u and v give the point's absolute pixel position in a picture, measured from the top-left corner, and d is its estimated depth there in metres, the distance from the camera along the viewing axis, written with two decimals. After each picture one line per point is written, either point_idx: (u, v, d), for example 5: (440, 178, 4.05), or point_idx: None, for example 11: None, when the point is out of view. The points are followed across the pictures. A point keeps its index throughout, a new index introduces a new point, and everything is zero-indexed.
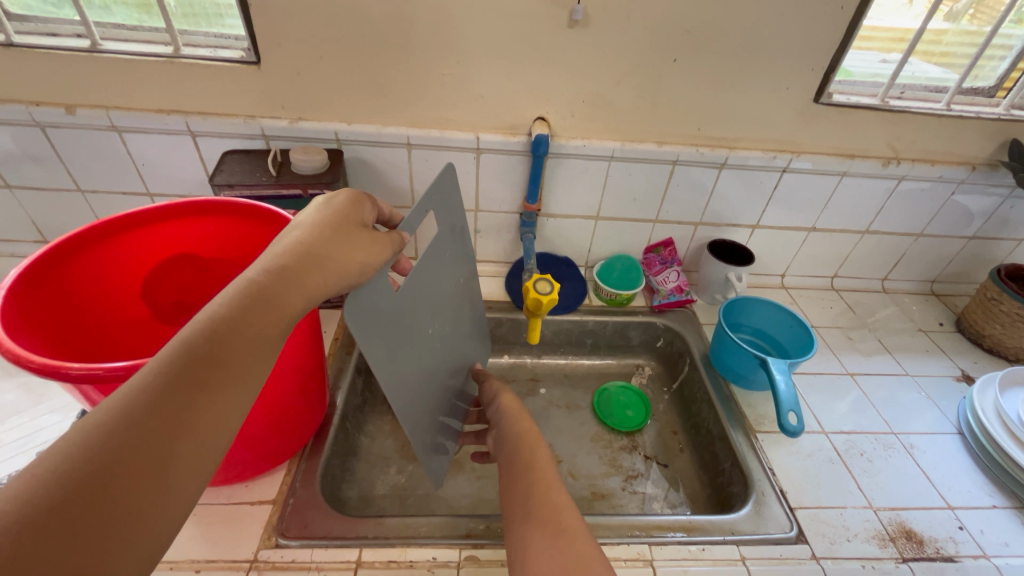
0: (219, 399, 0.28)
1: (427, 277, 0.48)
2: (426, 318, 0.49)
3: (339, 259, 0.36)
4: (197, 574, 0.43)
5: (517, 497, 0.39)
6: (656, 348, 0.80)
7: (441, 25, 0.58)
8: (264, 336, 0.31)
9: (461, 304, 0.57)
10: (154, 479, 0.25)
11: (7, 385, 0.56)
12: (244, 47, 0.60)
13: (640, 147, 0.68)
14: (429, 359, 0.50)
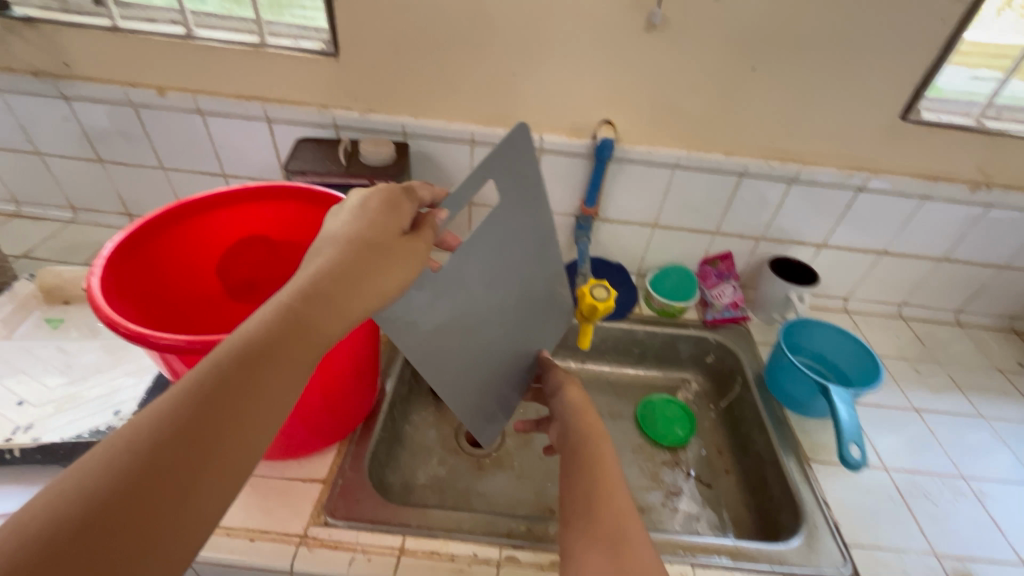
0: (264, 404, 0.28)
1: (493, 268, 0.47)
2: (485, 307, 0.48)
3: (371, 275, 0.34)
4: (251, 543, 0.45)
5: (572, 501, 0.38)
6: (705, 363, 0.78)
7: (517, 25, 0.58)
8: (304, 346, 0.30)
9: (536, 303, 0.54)
10: (191, 479, 0.25)
11: (90, 346, 0.60)
12: (324, 38, 0.63)
13: (706, 156, 0.67)
14: (483, 349, 0.50)
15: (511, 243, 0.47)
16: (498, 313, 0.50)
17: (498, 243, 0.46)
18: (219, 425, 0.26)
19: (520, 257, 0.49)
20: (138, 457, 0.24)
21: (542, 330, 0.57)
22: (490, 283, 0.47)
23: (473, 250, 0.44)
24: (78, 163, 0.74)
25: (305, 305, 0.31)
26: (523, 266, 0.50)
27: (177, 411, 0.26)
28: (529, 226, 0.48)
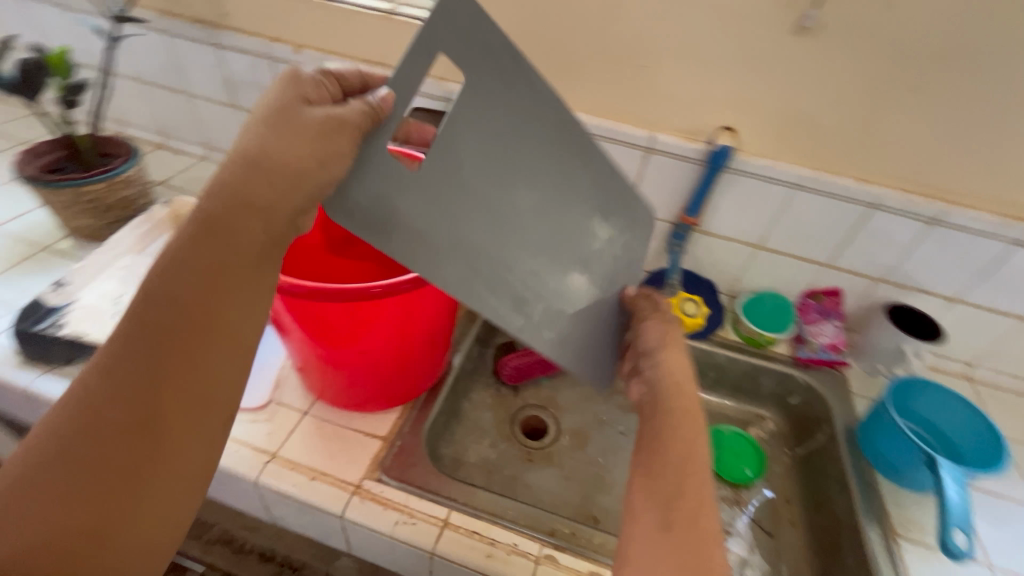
0: (186, 352, 0.31)
1: (522, 154, 0.36)
2: (534, 215, 0.37)
3: (261, 198, 0.30)
4: (311, 481, 0.48)
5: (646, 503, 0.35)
6: (787, 404, 0.71)
7: (650, 15, 0.55)
8: (215, 286, 0.31)
9: (605, 210, 0.41)
10: (138, 427, 0.30)
11: None
12: None
13: (830, 178, 0.60)
14: (557, 285, 0.39)
15: (529, 123, 0.36)
16: (556, 226, 0.39)
17: (519, 120, 0.36)
18: (150, 376, 0.30)
19: (556, 138, 0.38)
20: (92, 408, 0.30)
21: (622, 250, 0.43)
22: (528, 178, 0.37)
23: (465, 140, 0.34)
24: (217, 106, 0.81)
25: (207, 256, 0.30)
26: (570, 157, 0.39)
27: (111, 368, 0.31)
28: (557, 97, 0.37)
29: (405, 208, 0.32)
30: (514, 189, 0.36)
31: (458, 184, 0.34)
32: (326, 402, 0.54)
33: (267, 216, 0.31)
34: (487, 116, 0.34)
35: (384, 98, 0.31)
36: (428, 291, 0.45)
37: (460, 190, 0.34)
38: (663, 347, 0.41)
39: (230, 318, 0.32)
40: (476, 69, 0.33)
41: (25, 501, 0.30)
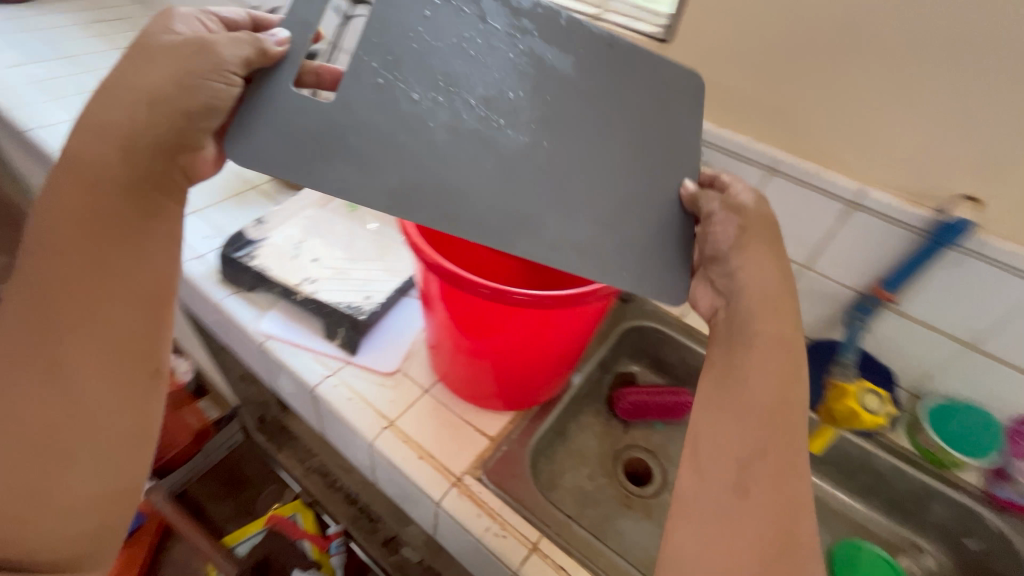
0: (81, 299, 0.37)
1: (420, 70, 0.37)
2: (491, 127, 0.37)
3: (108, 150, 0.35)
4: (418, 459, 0.49)
5: (718, 449, 0.36)
6: (960, 545, 0.58)
7: (902, 53, 0.47)
8: (93, 232, 0.37)
9: (593, 106, 0.41)
10: (52, 369, 0.37)
11: (368, 234, 0.68)
12: (659, 23, 0.60)
13: (881, 195, 0.53)
14: (558, 201, 0.38)
15: (425, 31, 0.38)
16: (524, 141, 0.38)
17: (412, 40, 0.37)
18: (53, 327, 0.37)
19: (487, 36, 0.39)
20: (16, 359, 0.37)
21: (637, 139, 0.42)
22: (437, 95, 0.37)
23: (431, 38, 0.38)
24: None
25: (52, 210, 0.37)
26: (497, 58, 0.39)
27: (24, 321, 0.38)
28: None
29: (326, 168, 0.34)
30: (407, 95, 0.36)
31: (379, 124, 0.35)
32: (447, 386, 0.55)
33: (123, 149, 0.36)
34: (359, 47, 0.36)
35: (279, 40, 0.35)
36: (568, 312, 0.43)
37: (370, 130, 0.35)
38: (737, 247, 0.40)
39: (111, 258, 0.38)
40: None
41: None
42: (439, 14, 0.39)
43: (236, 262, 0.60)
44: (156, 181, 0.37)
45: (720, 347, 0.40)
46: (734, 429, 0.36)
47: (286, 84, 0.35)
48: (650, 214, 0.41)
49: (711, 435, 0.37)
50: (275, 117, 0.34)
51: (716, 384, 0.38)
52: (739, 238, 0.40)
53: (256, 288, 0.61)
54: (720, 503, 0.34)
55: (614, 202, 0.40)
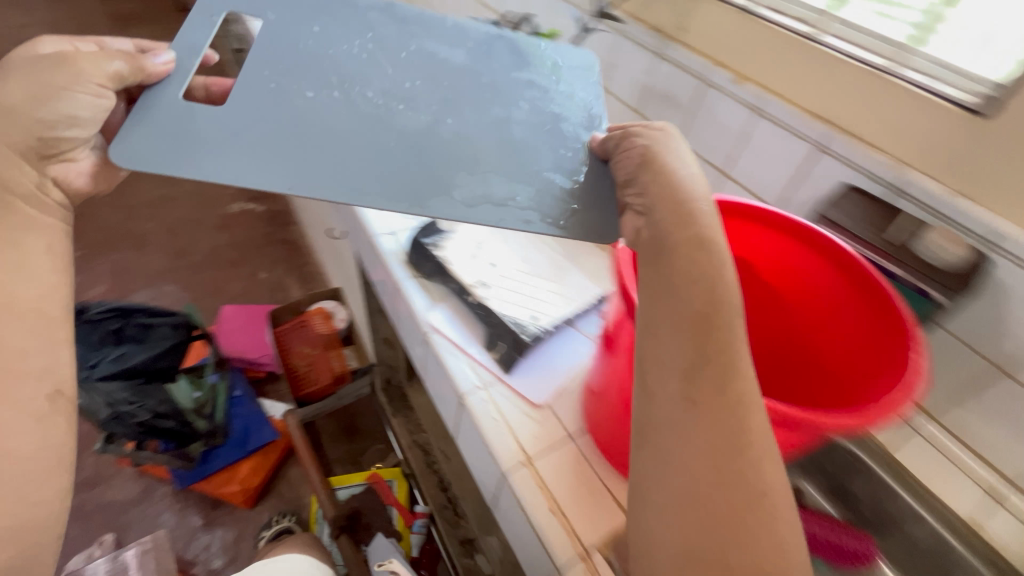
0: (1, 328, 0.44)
1: (315, 77, 0.51)
2: (390, 113, 0.51)
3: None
4: (549, 513, 0.45)
5: (669, 371, 0.37)
6: None
7: None
8: None
9: (481, 83, 0.56)
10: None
11: (545, 251, 0.67)
12: (977, 91, 0.49)
13: (917, 178, 0.53)
14: (455, 172, 0.49)
15: (315, 41, 0.53)
16: (421, 121, 0.51)
17: (302, 44, 0.52)
18: None
19: (375, 40, 0.55)
20: None
21: (530, 112, 0.55)
22: (330, 91, 0.50)
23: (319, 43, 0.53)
24: (619, 107, 0.80)
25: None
26: (394, 59, 0.54)
27: None
28: None
29: (218, 155, 0.44)
30: (298, 94, 0.49)
31: (284, 119, 0.47)
32: (596, 441, 0.50)
33: None
34: (255, 66, 0.50)
35: (165, 60, 0.48)
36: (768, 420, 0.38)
37: (276, 127, 0.47)
38: (646, 167, 0.45)
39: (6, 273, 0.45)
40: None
41: None
42: (327, 29, 0.54)
43: (424, 250, 0.63)
44: (21, 192, 0.48)
45: (649, 265, 0.41)
46: (683, 349, 0.37)
47: (167, 96, 0.47)
48: (546, 154, 0.52)
49: (656, 355, 0.38)
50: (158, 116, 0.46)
51: (658, 302, 0.39)
52: (642, 154, 0.46)
53: (433, 278, 0.62)
54: (674, 419, 0.36)
55: (516, 175, 0.51)
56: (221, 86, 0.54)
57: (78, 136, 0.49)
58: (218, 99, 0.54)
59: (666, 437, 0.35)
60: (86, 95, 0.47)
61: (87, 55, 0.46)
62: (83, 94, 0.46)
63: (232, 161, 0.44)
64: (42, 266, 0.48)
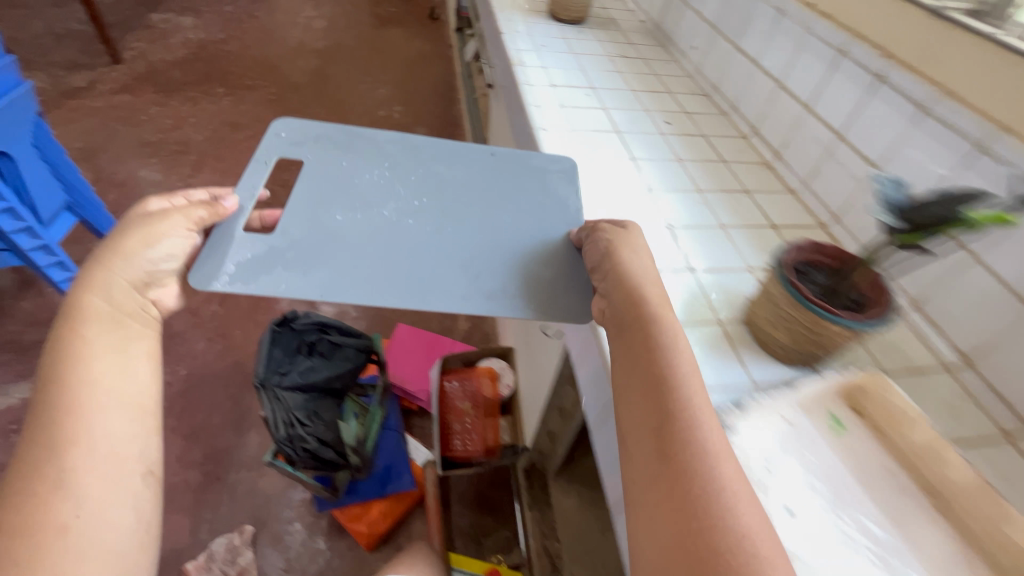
0: (108, 395, 0.50)
1: (344, 203, 0.73)
2: (399, 224, 0.72)
3: (90, 297, 0.54)
4: None
5: (643, 432, 0.43)
6: None
7: None
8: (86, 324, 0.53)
9: (475, 202, 0.77)
10: (87, 452, 0.47)
11: (861, 503, 0.48)
12: None
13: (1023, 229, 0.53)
14: (443, 271, 0.67)
15: (346, 170, 0.78)
16: (423, 230, 0.72)
17: (336, 174, 0.77)
18: (79, 413, 0.47)
19: (389, 170, 0.79)
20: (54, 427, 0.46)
21: (508, 222, 0.74)
22: (354, 214, 0.72)
23: (343, 174, 0.77)
24: (1009, 299, 0.56)
25: (70, 338, 0.51)
26: (405, 183, 0.77)
27: (44, 404, 0.47)
28: (340, 128, 0.84)
29: (275, 274, 0.64)
30: (331, 217, 0.71)
31: (328, 234, 0.69)
32: None
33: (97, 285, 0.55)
34: (301, 194, 0.73)
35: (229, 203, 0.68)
36: None
37: (324, 239, 0.68)
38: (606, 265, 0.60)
39: (115, 352, 0.53)
40: (293, 137, 0.81)
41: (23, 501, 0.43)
42: (352, 163, 0.79)
43: None
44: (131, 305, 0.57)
45: (617, 342, 0.53)
46: (643, 403, 0.45)
47: (231, 226, 0.68)
48: (521, 255, 0.70)
49: (635, 421, 0.45)
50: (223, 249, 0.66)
51: (626, 373, 0.49)
52: (608, 246, 0.62)
53: None
54: (643, 464, 0.42)
55: (499, 280, 0.67)
56: (273, 217, 0.71)
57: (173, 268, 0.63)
58: (269, 225, 0.72)
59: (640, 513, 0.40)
60: (179, 237, 0.63)
61: (177, 212, 0.63)
62: (178, 236, 0.62)
63: (281, 269, 0.64)
64: (140, 355, 0.54)
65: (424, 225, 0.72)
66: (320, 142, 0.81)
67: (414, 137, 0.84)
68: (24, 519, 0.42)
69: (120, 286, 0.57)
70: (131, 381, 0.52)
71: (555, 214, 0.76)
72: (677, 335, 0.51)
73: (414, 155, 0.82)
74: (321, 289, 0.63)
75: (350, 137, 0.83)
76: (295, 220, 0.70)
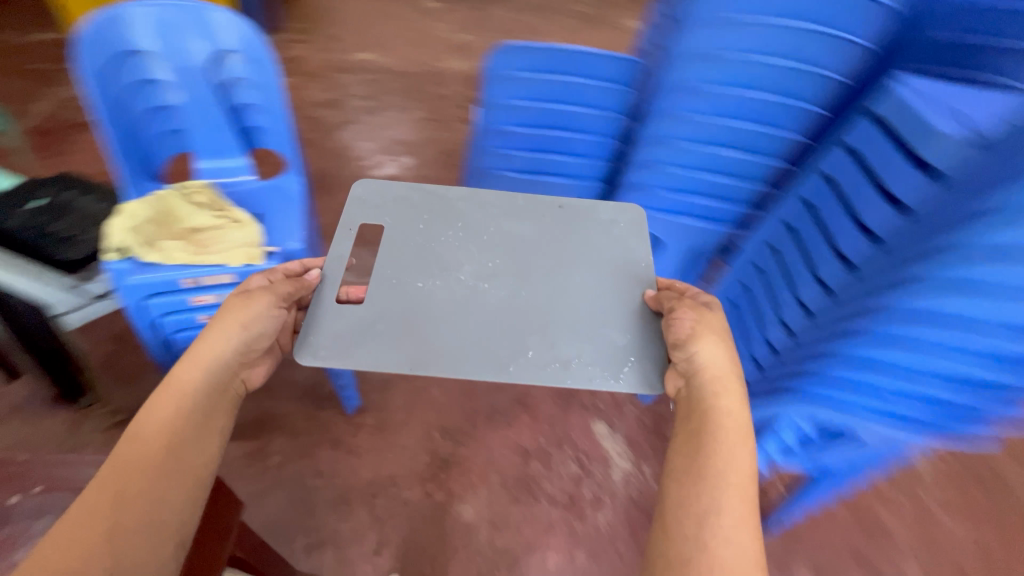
0: (175, 458, 0.54)
1: (422, 269, 0.74)
2: (476, 290, 0.72)
3: (185, 373, 0.61)
4: None
5: (688, 518, 0.55)
6: None
7: None
8: (174, 398, 0.59)
9: (552, 257, 0.77)
10: (134, 507, 0.50)
11: None
12: None
13: None
14: (534, 331, 0.68)
15: (422, 235, 0.79)
16: (520, 303, 0.71)
17: (416, 234, 0.79)
18: (143, 472, 0.52)
19: (463, 232, 0.79)
20: (123, 478, 0.51)
21: (601, 279, 0.75)
22: (433, 280, 0.73)
23: (406, 236, 0.78)
24: None
25: (159, 411, 0.57)
26: (478, 246, 0.78)
27: (122, 457, 0.53)
28: (413, 185, 0.85)
29: (371, 342, 0.66)
30: (413, 285, 0.73)
31: (416, 299, 0.71)
32: None
33: (196, 366, 0.62)
34: (382, 268, 0.74)
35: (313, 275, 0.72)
36: None
37: (427, 299, 0.71)
38: (691, 336, 0.66)
39: (192, 420, 0.58)
40: (367, 213, 0.81)
41: (71, 535, 0.46)
42: (427, 227, 0.80)
43: None
44: (223, 384, 0.64)
45: (683, 425, 0.63)
46: (686, 483, 0.58)
47: (323, 301, 0.69)
48: (614, 301, 0.73)
49: (677, 499, 0.57)
50: (325, 315, 0.68)
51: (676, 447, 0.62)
52: (694, 330, 0.66)
53: None
54: (683, 540, 0.54)
55: (578, 343, 0.67)
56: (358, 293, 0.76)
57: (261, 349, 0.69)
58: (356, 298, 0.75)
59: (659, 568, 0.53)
60: (271, 312, 0.68)
61: (263, 292, 0.69)
62: (270, 311, 0.68)
63: (375, 325, 0.68)
64: (218, 430, 0.60)
65: (517, 291, 0.73)
66: (398, 204, 0.82)
67: (492, 193, 0.85)
68: (68, 550, 0.45)
69: (222, 366, 0.64)
70: (199, 447, 0.57)
71: (632, 271, 0.76)
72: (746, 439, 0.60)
73: (484, 217, 0.82)
74: (412, 364, 0.65)
75: (429, 198, 0.83)
76: (384, 290, 0.72)
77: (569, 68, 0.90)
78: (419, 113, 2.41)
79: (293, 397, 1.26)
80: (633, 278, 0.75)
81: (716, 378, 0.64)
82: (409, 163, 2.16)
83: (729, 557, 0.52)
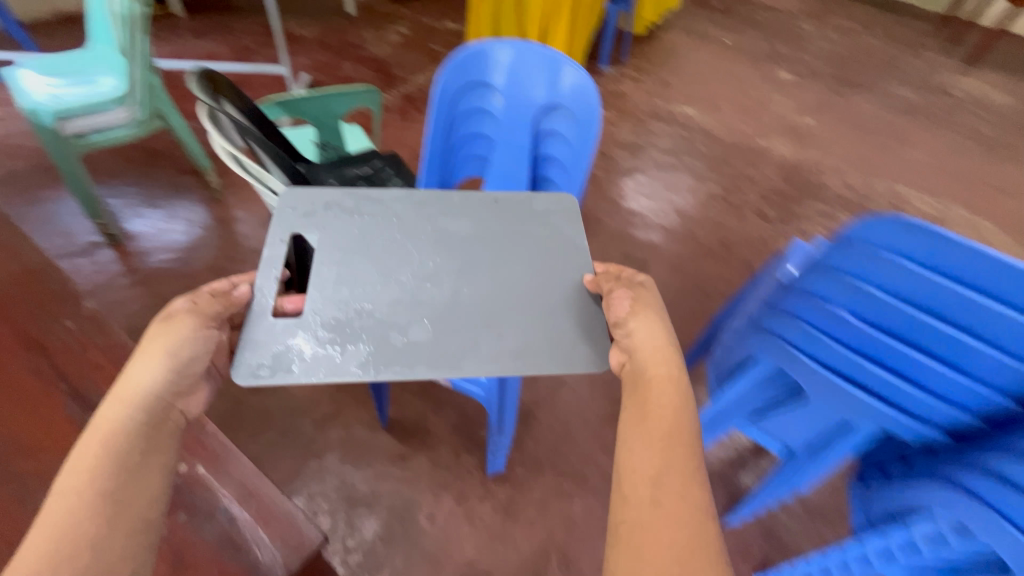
0: (119, 500, 0.46)
1: (363, 275, 0.65)
2: (422, 292, 0.64)
3: (108, 411, 0.51)
4: None
5: (642, 476, 0.49)
6: None
7: None
8: (100, 435, 0.49)
9: (497, 246, 0.70)
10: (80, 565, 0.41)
11: None
12: None
13: None
14: (487, 325, 0.62)
15: (358, 238, 0.68)
16: (478, 300, 0.64)
17: (354, 236, 0.68)
18: (85, 525, 0.43)
19: (401, 234, 0.69)
20: (62, 537, 0.42)
21: (552, 268, 0.69)
22: (379, 286, 0.64)
23: (338, 243, 0.68)
24: None
25: (85, 454, 0.48)
26: (420, 246, 0.68)
27: (56, 510, 0.44)
28: (343, 194, 0.73)
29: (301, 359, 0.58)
30: (350, 291, 0.63)
31: (361, 308, 0.62)
32: None
33: (126, 397, 0.53)
34: (318, 275, 0.64)
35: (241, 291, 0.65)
36: None
37: (378, 308, 0.62)
38: (630, 313, 0.63)
39: (134, 449, 0.49)
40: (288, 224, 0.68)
41: None
42: (364, 231, 0.69)
43: None
44: (165, 411, 0.54)
45: (629, 396, 0.57)
46: (632, 435, 0.53)
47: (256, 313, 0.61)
48: (554, 289, 0.67)
49: (627, 456, 0.52)
50: (256, 326, 0.60)
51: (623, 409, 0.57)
52: (632, 307, 0.63)
53: None
54: (638, 502, 0.48)
55: (525, 330, 0.62)
56: None
57: (197, 373, 0.59)
58: None
59: (625, 544, 0.46)
60: (194, 331, 0.60)
61: (187, 313, 0.61)
62: (194, 332, 0.60)
63: (308, 336, 0.59)
64: (166, 458, 0.51)
65: (465, 286, 0.65)
66: (327, 211, 0.70)
67: (427, 193, 0.75)
68: None
69: (158, 400, 0.54)
70: (144, 478, 0.48)
71: (569, 253, 0.70)
72: (669, 384, 0.57)
73: (417, 214, 0.72)
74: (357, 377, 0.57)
75: (365, 206, 0.72)
76: (327, 296, 0.63)
77: (986, 286, 0.58)
78: (714, 188, 2.18)
79: (450, 425, 1.25)
80: (574, 260, 0.70)
81: (651, 352, 0.60)
82: (677, 238, 1.96)
83: (675, 507, 0.47)
